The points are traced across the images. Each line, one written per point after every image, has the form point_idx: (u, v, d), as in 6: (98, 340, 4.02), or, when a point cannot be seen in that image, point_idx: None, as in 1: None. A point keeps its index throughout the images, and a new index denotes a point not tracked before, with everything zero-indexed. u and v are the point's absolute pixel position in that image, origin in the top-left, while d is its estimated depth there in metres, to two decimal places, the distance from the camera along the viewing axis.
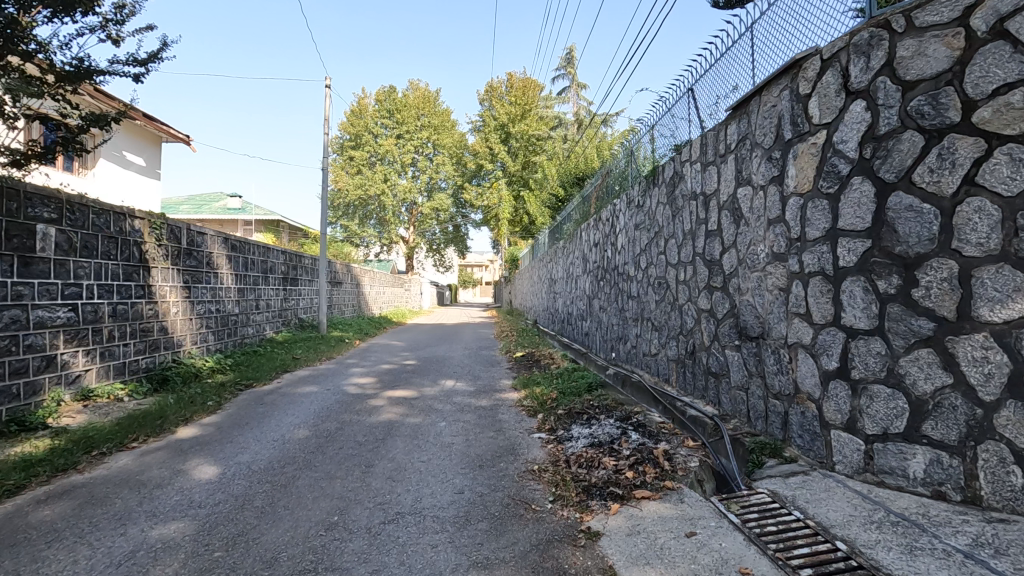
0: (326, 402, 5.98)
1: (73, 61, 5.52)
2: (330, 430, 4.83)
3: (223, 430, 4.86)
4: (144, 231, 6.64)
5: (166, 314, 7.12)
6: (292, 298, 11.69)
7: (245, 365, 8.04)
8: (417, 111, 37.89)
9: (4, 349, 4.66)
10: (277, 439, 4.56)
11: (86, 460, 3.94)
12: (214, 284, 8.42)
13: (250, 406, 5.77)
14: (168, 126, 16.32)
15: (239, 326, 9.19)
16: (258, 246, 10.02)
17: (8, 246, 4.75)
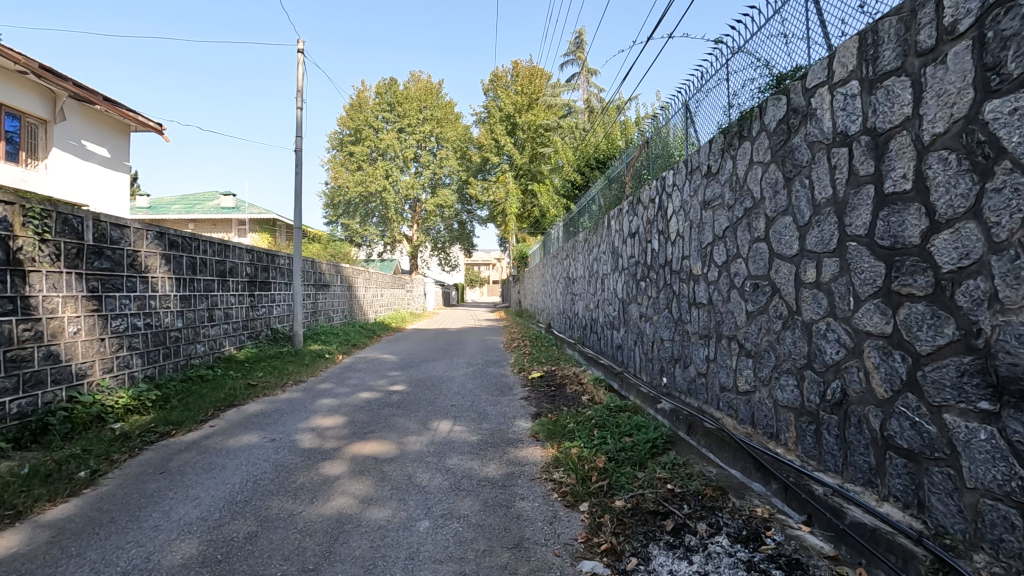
0: (258, 468, 4.03)
1: None
2: (235, 542, 2.86)
3: (58, 542, 2.91)
4: (13, 220, 4.74)
5: (58, 335, 5.21)
6: (260, 306, 9.77)
7: (178, 399, 6.11)
8: (419, 104, 36.06)
9: None
10: (131, 570, 2.60)
11: None
12: (143, 292, 6.51)
13: (140, 480, 3.82)
14: (135, 113, 14.34)
15: (182, 344, 7.28)
16: (211, 244, 8.12)
17: None
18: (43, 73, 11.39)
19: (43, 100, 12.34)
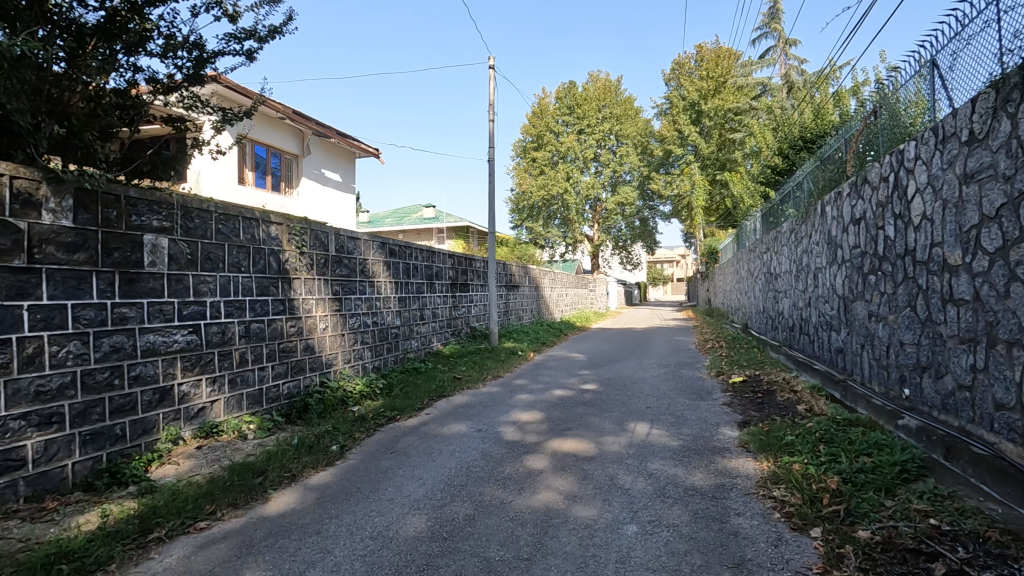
0: (469, 456, 4.37)
1: (194, 48, 4.84)
2: (457, 522, 3.12)
3: (321, 504, 3.49)
4: (282, 238, 5.86)
5: (313, 330, 6.31)
6: (460, 306, 10.69)
7: (399, 388, 6.96)
8: (598, 103, 36.06)
9: (103, 383, 4.01)
10: (377, 536, 3.00)
11: (129, 554, 2.88)
12: (371, 295, 7.55)
13: (377, 457, 4.42)
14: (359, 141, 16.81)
15: (400, 340, 8.28)
16: (422, 251, 9.11)
17: (106, 261, 4.07)
18: (295, 116, 14.00)
19: (294, 138, 15.09)
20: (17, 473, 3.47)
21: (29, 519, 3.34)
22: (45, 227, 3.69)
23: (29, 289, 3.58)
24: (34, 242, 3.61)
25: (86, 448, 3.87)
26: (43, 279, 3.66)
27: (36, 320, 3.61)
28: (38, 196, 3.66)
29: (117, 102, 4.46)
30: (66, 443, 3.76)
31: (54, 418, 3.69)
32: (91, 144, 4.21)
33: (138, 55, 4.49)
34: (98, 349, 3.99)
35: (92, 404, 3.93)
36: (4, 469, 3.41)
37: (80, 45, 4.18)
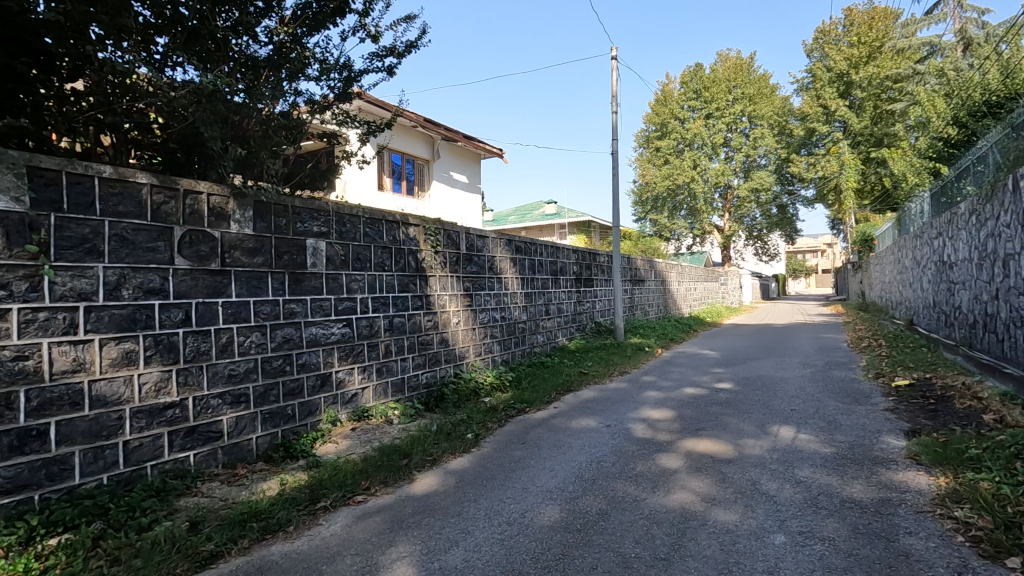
0: (599, 450, 4.37)
1: (344, 70, 5.37)
2: (590, 515, 3.14)
3: (460, 487, 3.72)
4: (419, 238, 6.29)
5: (447, 325, 6.70)
6: (585, 301, 10.68)
7: (527, 381, 7.14)
8: (729, 84, 33.77)
9: (278, 369, 4.62)
10: (513, 522, 3.13)
11: (302, 519, 3.30)
12: (499, 290, 7.83)
13: (509, 447, 4.59)
14: (485, 143, 17.45)
15: (527, 334, 8.49)
16: (547, 246, 9.24)
17: (278, 263, 4.68)
18: (426, 123, 14.92)
19: (425, 144, 16.08)
20: (217, 443, 4.14)
21: (226, 482, 3.96)
22: (233, 235, 4.34)
23: (222, 288, 4.23)
24: (225, 248, 4.26)
25: (265, 425, 4.49)
26: (232, 279, 4.30)
27: (228, 314, 4.26)
28: (227, 209, 4.31)
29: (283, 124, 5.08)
30: (251, 420, 4.39)
31: (242, 398, 4.33)
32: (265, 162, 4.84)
33: (300, 80, 5.05)
34: (273, 340, 4.60)
35: (269, 387, 4.54)
36: (207, 439, 4.07)
37: (255, 76, 4.82)
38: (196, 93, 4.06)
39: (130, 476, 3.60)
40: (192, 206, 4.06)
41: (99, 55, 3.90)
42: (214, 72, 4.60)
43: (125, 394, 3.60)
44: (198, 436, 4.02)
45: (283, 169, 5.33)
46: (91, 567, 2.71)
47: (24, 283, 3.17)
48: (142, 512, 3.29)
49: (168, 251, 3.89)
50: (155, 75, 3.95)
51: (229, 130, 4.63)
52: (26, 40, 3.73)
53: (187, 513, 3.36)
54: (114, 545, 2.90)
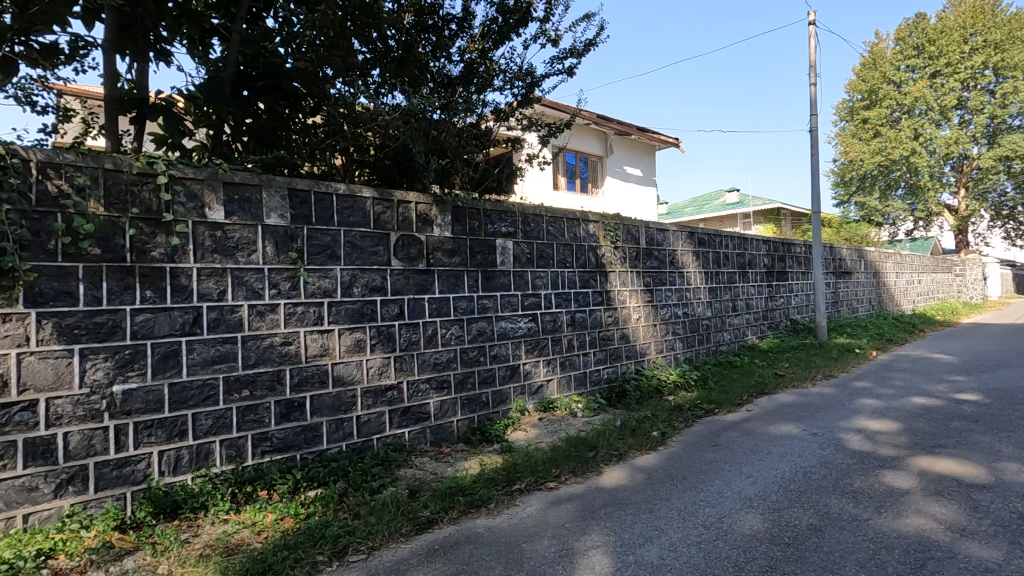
0: (805, 460, 3.95)
1: (527, 77, 5.63)
2: (800, 530, 2.87)
3: (650, 484, 3.67)
4: (599, 234, 6.33)
5: (628, 320, 6.64)
6: (778, 297, 9.72)
7: (714, 381, 6.75)
8: (964, 32, 27.79)
9: (474, 359, 5.04)
10: (710, 526, 2.99)
11: (501, 498, 3.56)
12: (681, 285, 7.51)
13: (699, 448, 4.39)
14: (660, 134, 16.87)
15: (712, 332, 8.01)
16: (732, 238, 8.61)
17: (473, 262, 5.10)
18: (599, 120, 14.95)
19: (599, 141, 16.09)
20: (426, 422, 4.67)
21: (434, 458, 4.44)
22: (435, 238, 4.84)
23: (427, 285, 4.75)
24: (429, 250, 4.77)
25: (464, 410, 4.94)
26: (435, 277, 4.81)
27: (432, 308, 4.77)
28: (430, 215, 4.82)
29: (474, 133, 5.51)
30: (452, 404, 4.86)
31: (444, 384, 4.81)
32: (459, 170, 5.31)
33: (488, 91, 5.41)
34: (470, 332, 5.04)
35: (467, 375, 4.98)
36: (418, 419, 4.61)
37: (451, 93, 5.30)
38: (404, 114, 4.62)
39: (361, 445, 4.25)
40: (404, 214, 4.62)
41: (331, 91, 4.75)
42: (420, 93, 5.05)
43: (357, 376, 4.26)
44: (411, 416, 4.57)
45: (475, 175, 5.77)
46: (340, 517, 3.28)
47: (287, 282, 3.92)
48: (371, 478, 3.85)
49: (386, 254, 4.49)
50: (372, 103, 4.60)
51: (430, 144, 5.18)
52: (284, 86, 4.88)
53: (406, 481, 3.86)
54: (354, 502, 3.45)
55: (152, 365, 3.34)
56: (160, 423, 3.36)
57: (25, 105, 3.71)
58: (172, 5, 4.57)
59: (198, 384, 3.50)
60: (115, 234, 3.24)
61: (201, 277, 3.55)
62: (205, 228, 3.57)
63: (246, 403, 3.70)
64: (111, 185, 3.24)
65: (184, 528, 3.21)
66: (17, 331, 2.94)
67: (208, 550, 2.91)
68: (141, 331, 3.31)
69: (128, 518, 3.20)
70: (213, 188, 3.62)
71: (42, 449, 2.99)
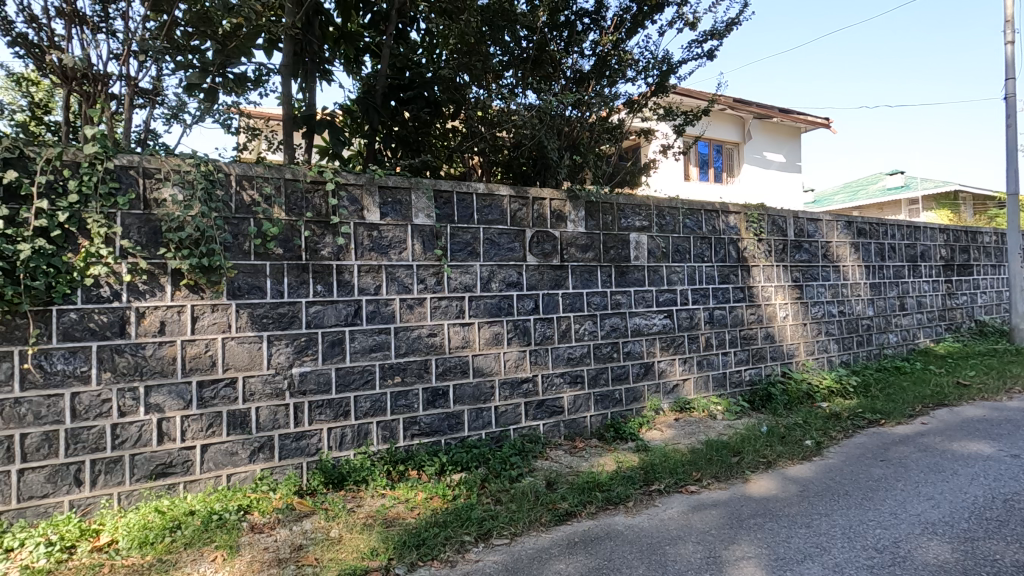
0: (1004, 485, 3.38)
1: (661, 65, 5.42)
2: (1003, 566, 2.46)
3: (806, 497, 3.37)
4: (740, 226, 5.93)
5: (773, 319, 6.15)
6: (958, 295, 8.38)
7: (878, 388, 6.00)
8: None
9: (607, 355, 5.00)
10: (883, 550, 2.67)
11: (639, 497, 3.50)
12: (836, 281, 6.78)
13: (864, 462, 3.93)
14: (806, 114, 15.35)
15: (875, 333, 7.14)
16: (900, 227, 7.58)
17: (606, 257, 5.05)
18: (735, 104, 14.00)
19: (736, 127, 15.04)
20: (560, 416, 4.73)
21: (568, 452, 4.48)
22: (569, 234, 4.87)
23: (562, 281, 4.79)
24: (563, 246, 4.81)
25: (598, 405, 4.92)
26: (568, 273, 4.84)
27: (566, 303, 4.80)
28: (565, 211, 4.85)
29: (607, 129, 5.45)
30: (585, 400, 4.87)
31: (578, 379, 4.83)
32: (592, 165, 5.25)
33: (621, 83, 5.30)
34: (603, 328, 5.00)
35: (600, 371, 4.95)
36: (552, 412, 4.69)
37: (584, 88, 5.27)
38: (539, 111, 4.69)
39: (499, 434, 4.41)
40: (538, 210, 4.70)
41: (470, 95, 4.99)
42: (552, 89, 5.13)
43: (495, 367, 4.43)
44: (545, 409, 4.65)
45: (607, 170, 5.70)
46: (484, 502, 3.45)
47: (432, 278, 4.19)
48: (508, 467, 3.99)
49: (522, 250, 4.60)
50: (507, 104, 4.75)
51: (563, 140, 5.21)
52: (428, 94, 5.20)
53: (543, 473, 3.94)
54: (495, 489, 3.60)
55: (322, 351, 3.76)
56: (328, 403, 3.78)
57: (225, 129, 4.31)
58: (333, 29, 5.19)
59: (358, 370, 3.88)
60: (294, 236, 3.69)
61: (361, 274, 3.92)
62: (364, 229, 3.94)
63: (398, 389, 4.02)
64: (291, 193, 3.70)
65: (349, 498, 3.58)
66: (222, 319, 3.48)
67: (370, 520, 3.22)
68: (313, 321, 3.75)
69: (304, 485, 3.65)
70: (371, 192, 3.97)
71: (241, 419, 3.52)
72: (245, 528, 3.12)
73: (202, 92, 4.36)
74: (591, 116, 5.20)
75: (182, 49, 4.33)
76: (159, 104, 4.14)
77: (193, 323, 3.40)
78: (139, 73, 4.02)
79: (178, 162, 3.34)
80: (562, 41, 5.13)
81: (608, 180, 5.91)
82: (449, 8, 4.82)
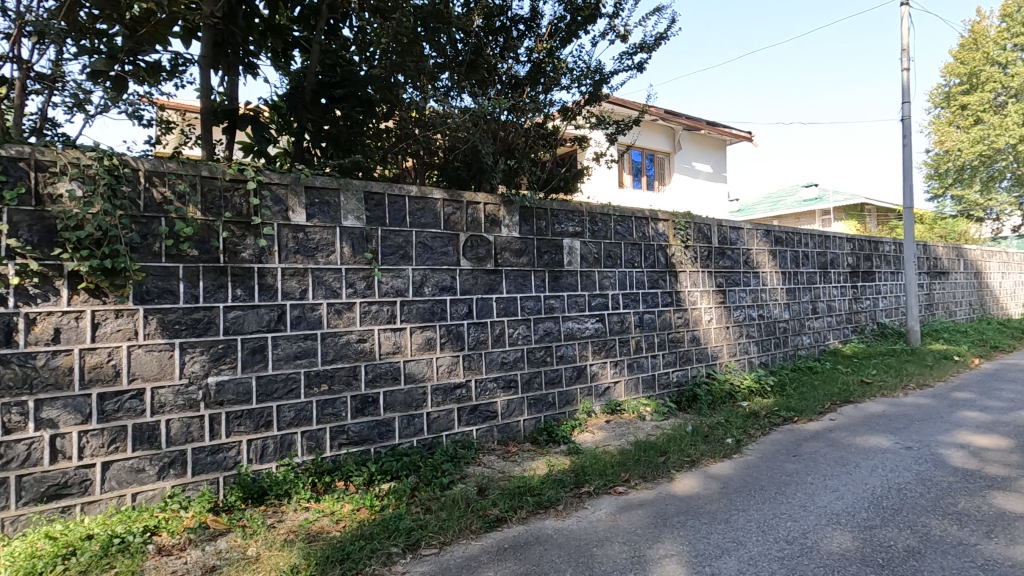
0: (899, 476, 3.68)
1: (594, 74, 5.55)
2: (896, 552, 2.67)
3: (726, 494, 3.52)
4: (669, 233, 6.16)
5: (699, 322, 6.42)
6: (863, 299, 9.09)
7: (793, 386, 6.41)
8: None
9: (541, 359, 5.04)
10: (793, 541, 2.84)
11: (569, 500, 3.54)
12: (756, 286, 7.18)
13: (779, 458, 4.17)
14: (731, 128, 16.21)
15: (790, 335, 7.61)
16: (812, 236, 8.13)
17: (540, 262, 5.09)
18: (665, 116, 14.57)
19: (666, 137, 15.66)
20: (493, 421, 4.72)
21: (501, 457, 4.48)
22: (503, 238, 4.87)
23: (496, 285, 4.79)
24: (497, 250, 4.81)
25: (531, 409, 4.95)
26: (502, 277, 4.84)
27: (500, 308, 4.81)
28: (499, 215, 4.85)
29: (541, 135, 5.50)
30: (519, 404, 4.88)
31: (511, 383, 4.84)
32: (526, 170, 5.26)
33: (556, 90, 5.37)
34: (537, 332, 5.03)
35: (534, 375, 4.99)
36: (486, 417, 4.67)
37: (519, 94, 5.31)
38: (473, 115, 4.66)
39: (431, 441, 4.34)
40: (473, 214, 4.68)
41: (404, 96, 4.88)
42: (487, 94, 5.13)
43: (427, 373, 4.36)
44: (479, 414, 4.63)
45: (542, 176, 5.75)
46: (413, 511, 3.37)
47: (362, 282, 4.07)
48: (439, 474, 3.93)
49: (455, 254, 4.56)
50: (442, 106, 4.68)
51: (498, 145, 5.22)
52: (360, 94, 5.06)
53: (475, 479, 3.92)
54: (426, 497, 3.53)
55: (241, 358, 3.56)
56: (248, 413, 3.58)
57: (135, 121, 4.00)
58: (259, 21, 4.96)
59: (282, 378, 3.71)
60: (211, 237, 3.48)
61: (285, 277, 3.75)
62: (289, 231, 3.77)
63: (325, 397, 3.87)
64: (208, 191, 3.48)
65: (269, 513, 3.40)
66: (128, 325, 3.22)
67: (292, 536, 3.07)
68: (232, 327, 3.54)
69: (220, 501, 3.44)
70: (296, 192, 3.81)
71: (149, 433, 3.27)
72: (151, 551, 2.90)
73: (109, 82, 4.07)
74: (526, 121, 5.24)
75: (86, 33, 4.00)
76: (57, 91, 3.79)
77: (93, 330, 3.13)
78: (33, 56, 3.66)
79: (78, 155, 3.07)
80: (496, 48, 5.17)
81: (543, 186, 5.97)
82: (382, 6, 4.72)
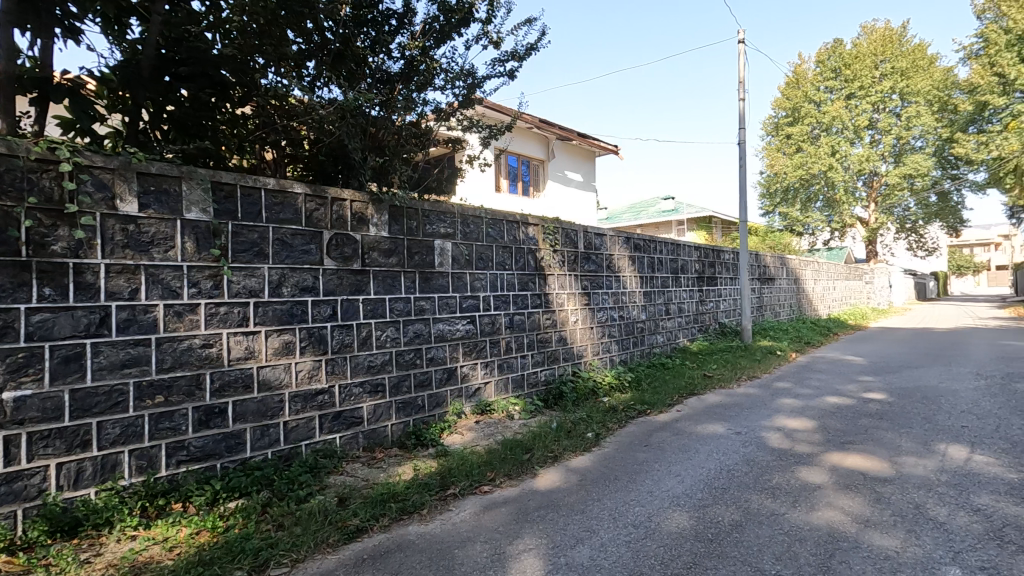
0: (729, 458, 4.15)
1: (467, 78, 5.58)
2: (723, 526, 3.00)
3: (583, 486, 3.72)
4: (538, 237, 6.38)
5: (565, 323, 6.73)
6: (707, 301, 10.16)
7: (648, 381, 6.97)
8: (875, 58, 27.94)
9: (410, 362, 4.95)
10: (638, 525, 3.07)
11: (434, 503, 3.51)
12: (617, 289, 7.70)
13: (632, 448, 4.50)
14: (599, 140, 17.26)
15: (646, 334, 8.27)
16: (666, 243, 8.92)
17: (410, 263, 5.00)
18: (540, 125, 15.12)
19: (540, 145, 16.26)
20: (358, 427, 4.53)
21: (366, 464, 4.32)
22: (371, 237, 4.71)
23: (362, 286, 4.61)
24: (364, 249, 4.63)
25: (399, 413, 4.84)
26: (370, 277, 4.68)
27: (367, 310, 4.64)
28: (367, 214, 4.68)
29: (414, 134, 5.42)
30: (387, 408, 4.75)
31: (378, 387, 4.69)
32: (398, 168, 5.14)
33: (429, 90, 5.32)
34: (406, 334, 4.93)
35: (403, 378, 4.88)
36: (350, 423, 4.47)
37: (390, 90, 5.17)
38: (340, 108, 4.46)
39: (288, 452, 4.06)
40: (338, 211, 4.46)
41: (263, 81, 4.52)
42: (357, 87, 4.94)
43: (285, 379, 4.07)
44: (342, 421, 4.42)
45: (414, 175, 5.66)
46: (263, 529, 3.12)
47: (208, 281, 3.69)
48: (296, 487, 3.68)
49: (318, 253, 4.32)
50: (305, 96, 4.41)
51: (368, 141, 5.04)
52: (211, 74, 4.61)
53: (336, 489, 3.73)
54: (278, 513, 3.29)
55: (50, 369, 3.05)
56: (58, 433, 3.07)
57: None
58: None
59: (104, 390, 3.23)
60: (9, 226, 2.94)
61: (110, 275, 3.28)
62: (116, 222, 3.31)
63: (160, 410, 3.45)
64: (5, 171, 2.94)
65: (84, 547, 2.95)
66: None
67: (111, 571, 2.69)
68: (38, 332, 3.02)
69: (18, 539, 2.91)
70: (126, 178, 3.35)
71: None
72: None
73: None
74: (397, 119, 5.12)
75: None
76: None
77: None
78: None
79: None
80: (366, 41, 5.00)
81: (415, 185, 5.88)
82: None
